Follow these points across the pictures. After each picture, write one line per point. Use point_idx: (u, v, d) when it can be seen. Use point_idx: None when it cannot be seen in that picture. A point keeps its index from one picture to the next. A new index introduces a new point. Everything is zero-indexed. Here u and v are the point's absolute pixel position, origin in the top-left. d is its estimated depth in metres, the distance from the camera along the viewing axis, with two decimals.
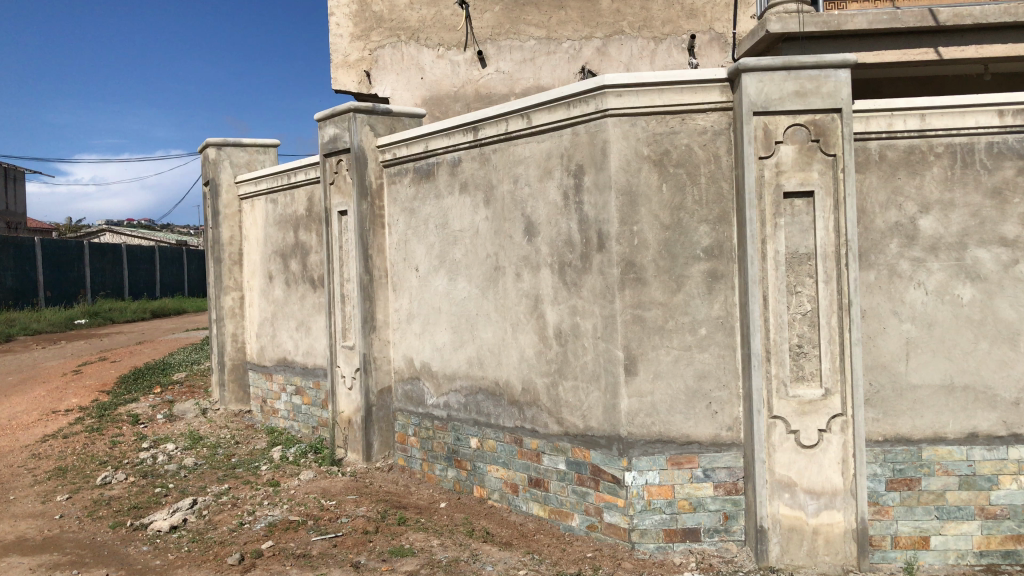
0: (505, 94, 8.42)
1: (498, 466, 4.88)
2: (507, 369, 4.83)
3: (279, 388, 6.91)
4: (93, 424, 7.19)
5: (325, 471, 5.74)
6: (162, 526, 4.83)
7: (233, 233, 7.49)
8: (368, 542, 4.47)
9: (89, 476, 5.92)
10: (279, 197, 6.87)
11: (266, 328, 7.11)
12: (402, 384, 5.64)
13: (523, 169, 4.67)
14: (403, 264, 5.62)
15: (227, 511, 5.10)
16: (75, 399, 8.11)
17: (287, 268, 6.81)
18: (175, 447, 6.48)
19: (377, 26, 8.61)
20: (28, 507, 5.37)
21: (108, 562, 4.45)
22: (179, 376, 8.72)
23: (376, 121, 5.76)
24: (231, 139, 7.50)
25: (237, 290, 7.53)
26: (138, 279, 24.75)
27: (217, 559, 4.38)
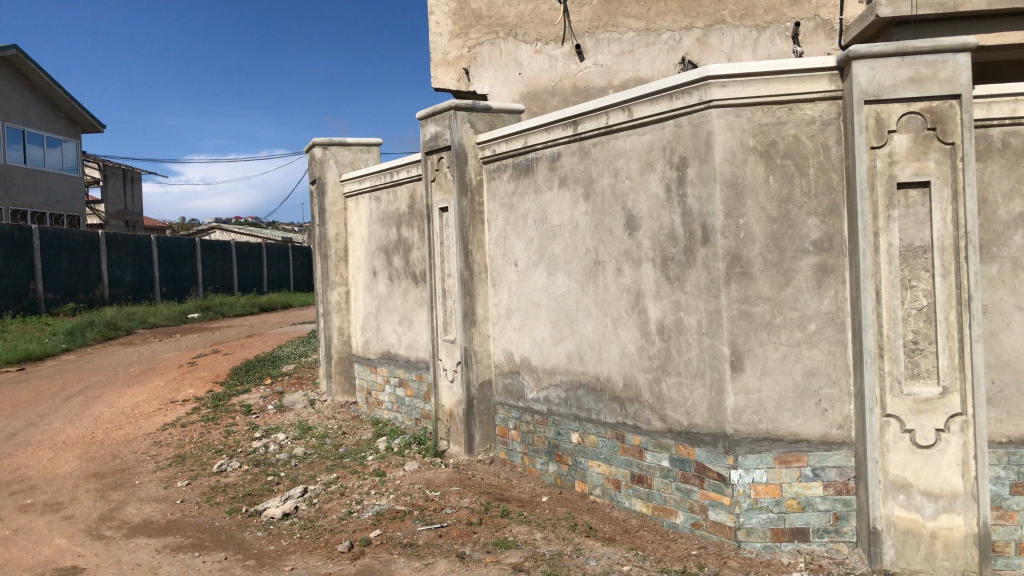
0: (604, 87, 8.37)
1: (600, 461, 4.87)
2: (608, 364, 4.81)
3: (383, 380, 7.06)
4: (208, 414, 7.51)
5: (429, 462, 5.84)
6: (275, 513, 5.02)
7: (339, 230, 7.69)
8: (472, 533, 4.53)
9: (207, 463, 6.20)
10: (383, 194, 7.02)
11: (371, 322, 7.28)
12: (503, 378, 5.69)
13: (624, 162, 4.63)
14: (503, 259, 5.66)
15: (336, 499, 5.25)
16: (191, 389, 8.49)
17: (390, 263, 6.95)
18: (286, 437, 6.71)
19: (476, 24, 8.72)
20: (153, 491, 5.66)
21: (226, 546, 4.65)
22: (288, 368, 9.02)
23: (476, 118, 5.81)
24: (336, 138, 7.70)
25: (343, 285, 7.75)
26: (247, 275, 25.73)
27: (327, 546, 4.52)
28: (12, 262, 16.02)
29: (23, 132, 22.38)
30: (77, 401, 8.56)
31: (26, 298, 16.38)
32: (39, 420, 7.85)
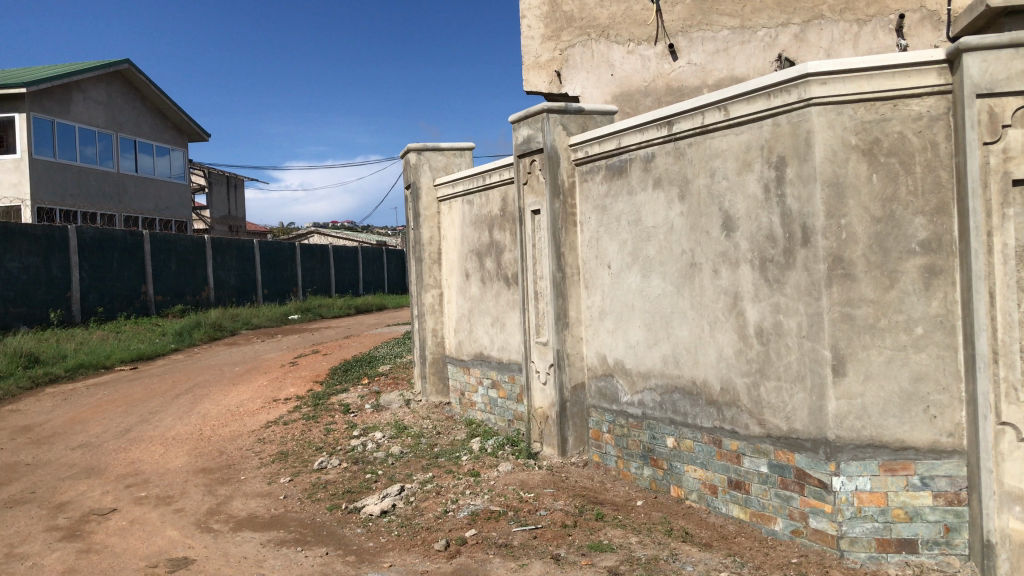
0: (697, 86, 8.26)
1: (696, 466, 4.81)
2: (704, 368, 4.75)
3: (477, 381, 7.14)
4: (309, 413, 7.74)
5: (523, 464, 5.87)
6: (374, 510, 5.14)
7: (433, 233, 7.81)
8: (567, 535, 4.53)
9: (307, 460, 6.38)
10: (475, 198, 7.09)
11: (464, 323, 7.36)
12: (596, 380, 5.68)
13: (720, 162, 4.56)
14: (595, 261, 5.64)
15: (433, 498, 5.33)
16: (292, 388, 8.76)
17: (483, 266, 7.02)
18: (383, 436, 6.85)
19: (567, 26, 8.73)
20: (257, 487, 5.87)
21: (327, 542, 4.78)
22: (384, 368, 9.21)
23: (568, 121, 5.81)
24: (430, 143, 7.81)
25: (436, 288, 7.87)
26: (344, 277, 26.43)
27: (425, 545, 4.60)
28: (125, 266, 16.82)
29: (134, 142, 23.49)
30: (186, 398, 8.94)
31: (138, 300, 17.17)
32: (151, 417, 8.23)
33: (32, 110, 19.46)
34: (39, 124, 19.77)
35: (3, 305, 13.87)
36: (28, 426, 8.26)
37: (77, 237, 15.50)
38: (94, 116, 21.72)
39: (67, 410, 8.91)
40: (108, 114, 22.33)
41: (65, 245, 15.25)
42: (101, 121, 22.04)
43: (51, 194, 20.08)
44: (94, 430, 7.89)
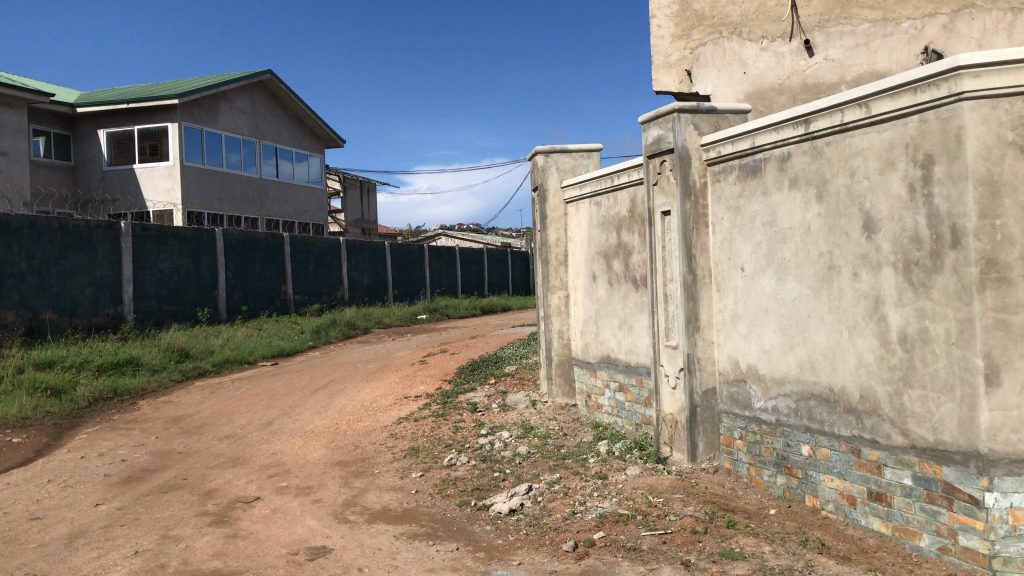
0: (835, 83, 7.97)
1: (833, 476, 4.64)
2: (843, 375, 4.57)
3: (603, 384, 7.12)
4: (438, 410, 7.92)
5: (651, 469, 5.81)
6: (502, 509, 5.21)
7: (560, 235, 7.85)
8: (697, 542, 4.46)
9: (438, 456, 6.54)
10: (603, 200, 7.08)
11: (591, 326, 7.36)
12: (728, 386, 5.57)
13: (861, 160, 4.39)
14: (728, 263, 5.53)
15: (560, 499, 5.36)
16: (423, 386, 9.00)
17: (611, 268, 7.00)
18: (510, 435, 6.92)
19: (698, 24, 8.81)
20: (390, 481, 6.05)
21: (458, 537, 4.89)
22: (510, 369, 9.31)
23: (700, 120, 5.72)
24: (558, 145, 7.85)
25: (563, 289, 7.90)
26: (470, 278, 26.96)
27: (553, 544, 4.63)
28: (267, 267, 17.67)
29: (276, 149, 24.65)
30: (322, 394, 9.31)
31: (278, 299, 18.00)
32: (291, 411, 8.61)
33: (183, 120, 20.72)
34: (189, 132, 21.04)
35: (157, 302, 14.82)
36: (180, 416, 8.81)
37: (223, 240, 16.41)
38: (239, 124, 22.92)
39: (215, 402, 9.44)
40: (251, 122, 23.52)
41: (213, 246, 16.16)
42: (245, 129, 23.23)
43: (200, 199, 21.34)
44: (239, 422, 8.33)
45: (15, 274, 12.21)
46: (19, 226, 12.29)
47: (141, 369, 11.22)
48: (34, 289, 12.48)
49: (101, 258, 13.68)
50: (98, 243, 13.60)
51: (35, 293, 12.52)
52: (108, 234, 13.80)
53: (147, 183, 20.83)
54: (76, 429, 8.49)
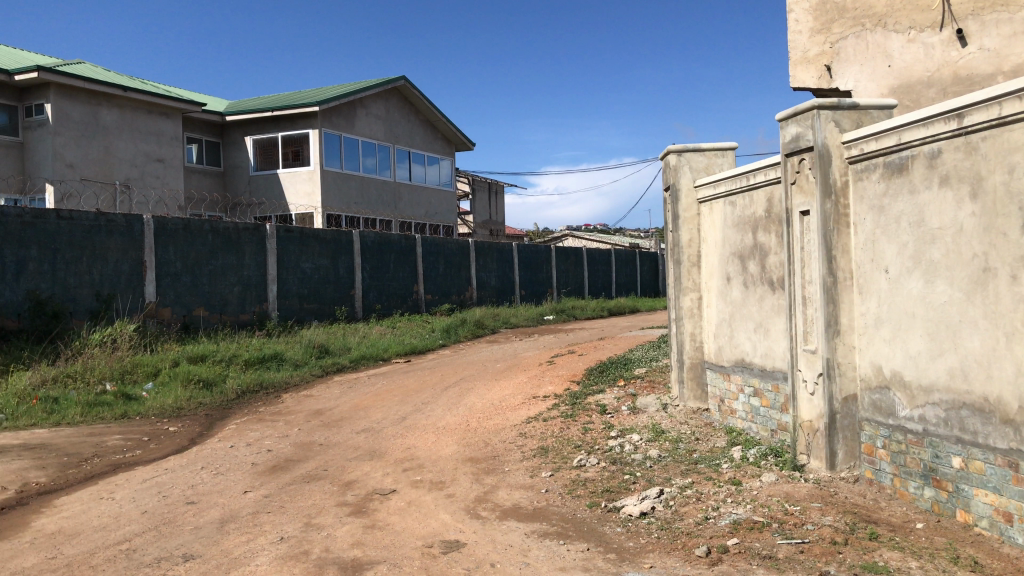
0: (990, 74, 7.43)
1: (988, 490, 4.38)
2: (999, 384, 4.31)
3: (737, 389, 6.97)
4: (567, 411, 7.96)
5: (787, 476, 5.64)
6: (633, 511, 5.19)
7: (692, 235, 7.73)
8: (837, 553, 4.31)
9: (567, 457, 6.57)
10: (738, 199, 6.93)
11: (724, 328, 7.21)
12: (870, 392, 5.34)
13: (1021, 156, 4.13)
14: (871, 264, 5.30)
15: (693, 504, 5.28)
16: (551, 386, 9.05)
17: (746, 269, 6.83)
18: (641, 438, 6.87)
19: (839, 18, 8.62)
20: (520, 479, 6.13)
21: (588, 538, 4.90)
22: (640, 371, 9.22)
23: (841, 117, 5.52)
24: (691, 144, 7.74)
25: (695, 291, 7.77)
26: (597, 279, 26.97)
27: (685, 549, 4.58)
28: (400, 267, 18.20)
29: (409, 152, 25.35)
30: (454, 391, 9.52)
31: (411, 299, 18.51)
32: (424, 407, 8.85)
33: (323, 126, 21.62)
34: (329, 138, 21.93)
35: (299, 301, 15.53)
36: (320, 409, 9.21)
37: (359, 241, 17.02)
38: (374, 129, 23.71)
39: (352, 397, 9.81)
40: (386, 127, 24.27)
41: (350, 248, 16.80)
42: (381, 134, 24.00)
43: (338, 201, 22.20)
44: (375, 417, 8.63)
45: (171, 273, 13.07)
46: (176, 228, 13.14)
47: (284, 363, 11.79)
48: (188, 287, 13.31)
49: (248, 258, 14.46)
50: (245, 244, 14.37)
51: (189, 291, 13.35)
52: (254, 235, 14.56)
53: (289, 187, 21.84)
54: (225, 419, 9.01)
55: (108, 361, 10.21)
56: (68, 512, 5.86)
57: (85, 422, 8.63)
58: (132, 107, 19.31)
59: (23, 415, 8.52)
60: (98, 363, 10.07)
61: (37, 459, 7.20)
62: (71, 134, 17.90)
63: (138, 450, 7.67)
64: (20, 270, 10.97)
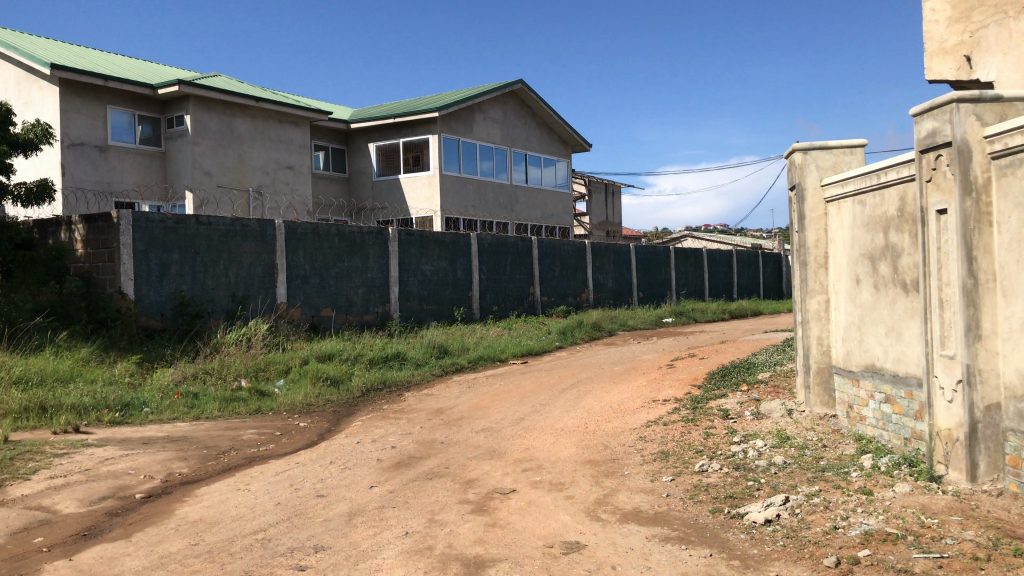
0: None
1: None
2: None
3: (867, 395, 6.71)
4: (688, 415, 7.86)
5: (923, 487, 5.39)
6: (758, 518, 5.07)
7: (819, 236, 7.48)
8: (980, 570, 4.09)
9: (689, 462, 6.48)
10: (869, 198, 6.67)
11: (854, 332, 6.95)
12: (1015, 401, 5.03)
13: None
14: (1017, 265, 5.00)
15: (821, 512, 5.12)
16: (671, 390, 8.96)
17: (877, 271, 6.57)
18: (765, 444, 6.71)
19: (979, 6, 8.20)
20: (641, 483, 6.09)
21: (711, 543, 4.83)
22: (764, 376, 9.00)
23: (983, 110, 5.24)
24: (817, 142, 7.51)
25: (822, 293, 7.52)
26: (717, 280, 26.52)
27: (813, 559, 4.46)
28: (517, 269, 18.38)
29: (526, 155, 25.56)
30: (572, 393, 9.55)
31: (528, 301, 18.66)
32: (543, 408, 8.93)
33: (442, 131, 22.06)
34: (448, 143, 22.36)
35: (419, 302, 15.91)
36: (441, 408, 9.41)
37: (477, 244, 17.31)
38: (492, 133, 24.02)
39: (472, 397, 9.98)
40: (503, 131, 24.55)
41: (469, 250, 17.09)
42: (498, 138, 24.30)
43: (456, 205, 22.61)
44: (494, 417, 8.75)
45: (301, 275, 13.63)
46: (305, 232, 13.70)
47: (406, 363, 12.12)
48: (316, 289, 13.86)
49: (373, 260, 14.92)
50: (369, 247, 14.83)
51: (317, 293, 13.88)
52: (378, 239, 15.01)
53: (410, 191, 22.38)
54: (352, 416, 9.34)
55: (243, 359, 10.73)
56: (208, 501, 6.20)
57: (222, 416, 9.11)
58: (263, 117, 20.24)
59: (166, 409, 9.08)
60: (233, 361, 10.62)
61: (180, 451, 7.65)
62: (208, 144, 18.91)
63: (271, 444, 8.05)
64: (163, 272, 11.67)
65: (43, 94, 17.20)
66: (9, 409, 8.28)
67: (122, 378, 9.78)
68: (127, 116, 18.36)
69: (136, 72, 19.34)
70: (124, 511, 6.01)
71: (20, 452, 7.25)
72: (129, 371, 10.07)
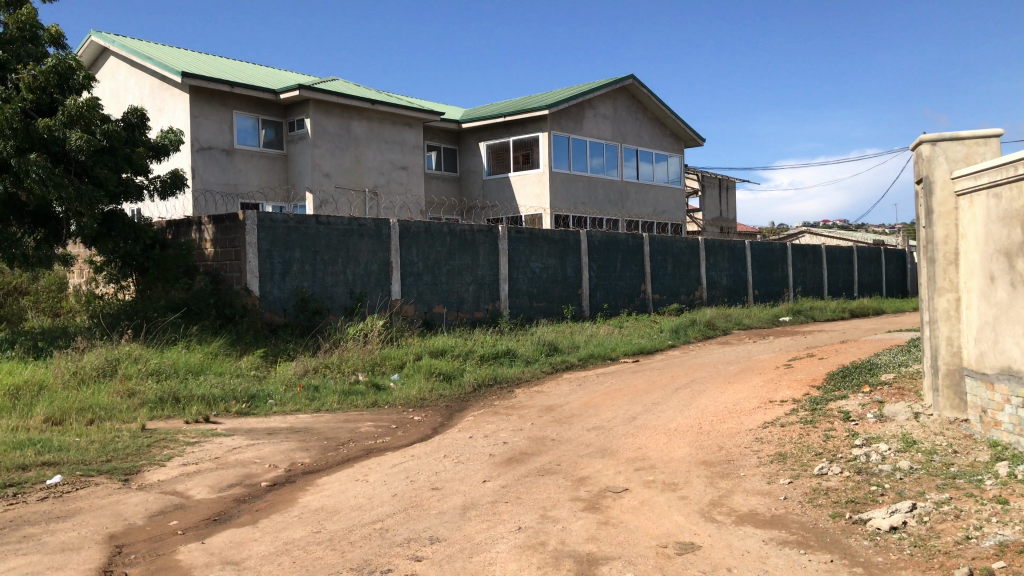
0: None
1: None
2: None
3: (1003, 399, 6.35)
4: (807, 417, 7.63)
5: None
6: (882, 525, 4.89)
7: (949, 231, 7.12)
8: None
9: (808, 464, 6.30)
10: (1004, 191, 6.31)
11: (988, 332, 6.58)
12: None
13: None
14: None
15: (952, 521, 4.89)
16: (789, 390, 8.71)
17: (1013, 269, 6.20)
18: (889, 448, 6.45)
19: None
20: (758, 485, 5.95)
21: (832, 549, 4.68)
22: (888, 377, 8.63)
23: None
24: (947, 133, 7.16)
25: (952, 292, 7.15)
26: (837, 278, 25.62)
27: (943, 569, 4.26)
28: (628, 267, 18.25)
29: (636, 151, 25.33)
30: (685, 393, 9.42)
31: (639, 298, 18.50)
32: (655, 407, 8.84)
33: (552, 128, 22.11)
34: (558, 140, 22.40)
35: (529, 299, 16.02)
36: (552, 406, 9.44)
37: (587, 241, 17.28)
38: (602, 130, 23.91)
39: (583, 395, 9.98)
40: (614, 127, 24.39)
41: (579, 248, 17.09)
42: (609, 134, 24.17)
43: (566, 202, 22.62)
44: (605, 415, 8.73)
45: (414, 273, 13.94)
46: (418, 231, 14.01)
47: (516, 360, 12.23)
48: (429, 286, 14.15)
49: (483, 258, 15.11)
50: (480, 245, 15.04)
51: (430, 290, 14.17)
52: (488, 237, 15.19)
53: (520, 189, 22.53)
54: (465, 411, 9.49)
55: (360, 354, 11.08)
56: (329, 490, 6.44)
57: (340, 408, 9.43)
58: (378, 119, 20.78)
59: (289, 401, 9.46)
60: (351, 356, 10.96)
61: (302, 441, 7.96)
62: (327, 146, 19.55)
63: (387, 436, 8.27)
64: (286, 270, 12.16)
65: (174, 101, 18.15)
66: (146, 399, 8.80)
67: (248, 371, 10.25)
68: (251, 120, 19.17)
69: (259, 78, 20.16)
70: (251, 498, 6.30)
71: (157, 439, 7.70)
72: (254, 364, 10.54)
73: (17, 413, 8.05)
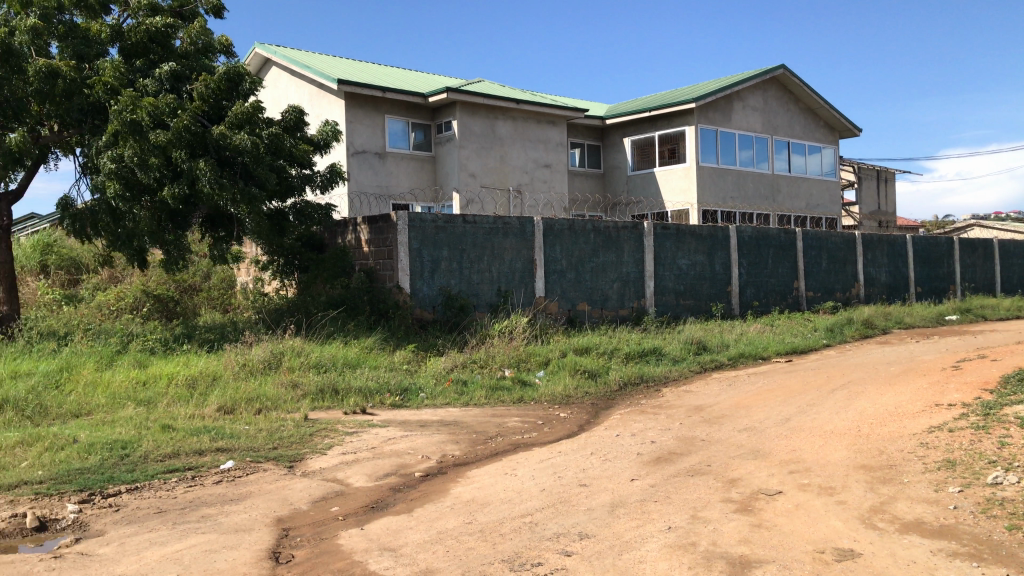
0: None
1: None
2: None
3: None
4: (978, 422, 7.16)
5: None
6: None
7: None
8: None
9: (980, 472, 5.91)
10: None
11: None
12: None
13: None
14: None
15: None
16: (958, 394, 8.20)
17: None
18: None
19: None
20: (924, 493, 5.64)
21: (1008, 563, 4.39)
22: None
23: None
24: None
25: None
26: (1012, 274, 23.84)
27: None
28: (780, 263, 17.67)
29: (788, 143, 24.46)
30: (841, 394, 9.05)
31: (791, 296, 17.89)
32: (810, 408, 8.53)
33: (699, 122, 21.68)
34: (705, 133, 21.95)
35: (675, 296, 15.79)
36: (700, 406, 9.27)
37: (736, 237, 16.86)
38: (751, 122, 23.24)
39: (733, 395, 9.75)
40: (763, 119, 23.66)
41: (727, 244, 16.70)
42: (758, 126, 23.47)
43: (714, 197, 22.13)
44: (756, 416, 8.50)
45: (559, 270, 14.04)
46: (563, 228, 14.10)
47: (664, 358, 12.11)
48: (573, 283, 14.22)
49: (628, 255, 15.02)
50: (625, 241, 14.96)
51: (574, 287, 14.24)
52: (633, 233, 15.10)
53: (665, 185, 22.24)
54: (611, 409, 9.48)
55: (506, 350, 11.26)
56: (480, 483, 6.60)
57: (488, 403, 9.63)
58: (523, 118, 21.02)
59: (439, 395, 9.76)
60: (498, 352, 11.17)
61: (452, 434, 8.19)
62: (473, 146, 19.96)
63: (535, 432, 8.38)
64: (434, 268, 12.53)
65: (331, 107, 19.05)
66: (307, 390, 9.29)
67: (400, 365, 10.63)
68: (402, 123, 19.84)
69: (408, 82, 20.84)
70: (406, 487, 6.55)
71: (318, 429, 8.12)
72: (406, 358, 10.94)
73: (193, 402, 8.69)
